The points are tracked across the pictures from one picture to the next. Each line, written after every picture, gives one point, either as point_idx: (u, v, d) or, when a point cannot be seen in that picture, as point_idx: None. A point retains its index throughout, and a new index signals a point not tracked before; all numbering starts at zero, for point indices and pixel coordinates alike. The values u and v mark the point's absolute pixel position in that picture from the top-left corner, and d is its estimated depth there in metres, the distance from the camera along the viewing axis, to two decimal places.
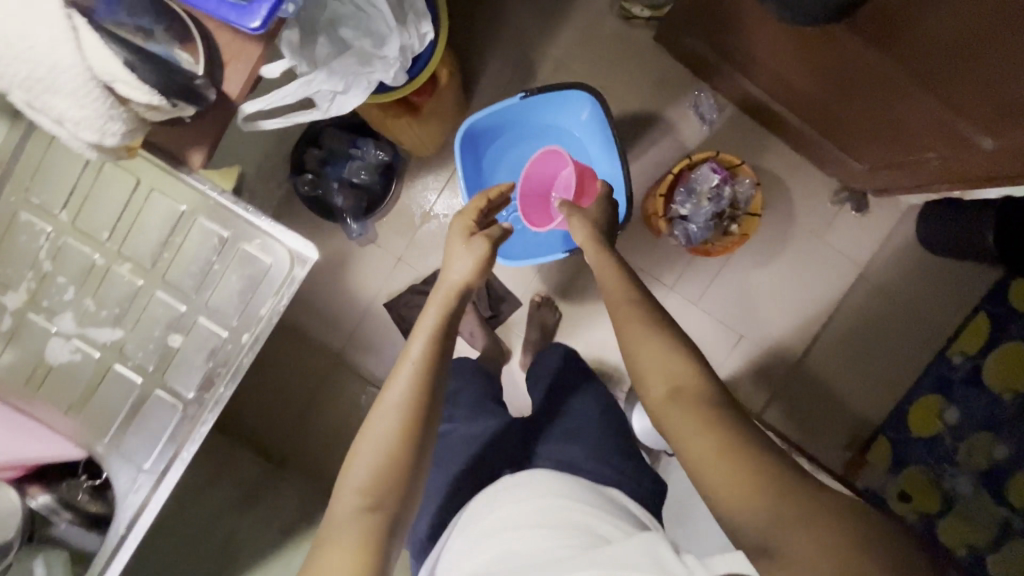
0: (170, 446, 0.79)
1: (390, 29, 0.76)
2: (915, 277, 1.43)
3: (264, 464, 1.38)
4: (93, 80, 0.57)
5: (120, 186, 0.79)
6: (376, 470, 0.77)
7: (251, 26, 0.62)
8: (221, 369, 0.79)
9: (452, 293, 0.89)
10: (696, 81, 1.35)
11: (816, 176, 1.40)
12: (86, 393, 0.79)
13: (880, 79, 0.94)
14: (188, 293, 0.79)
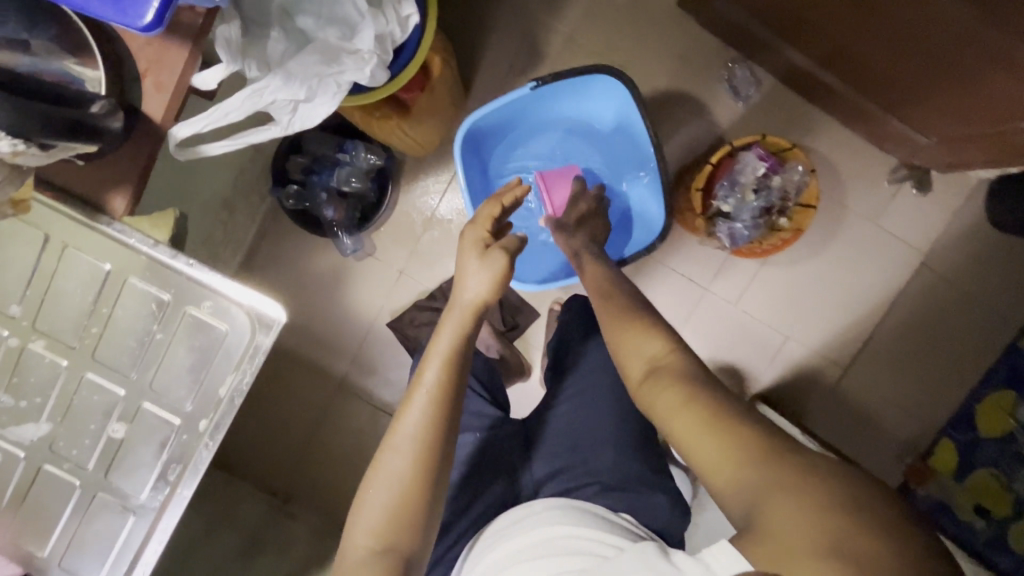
0: (122, 562, 0.67)
1: (361, 14, 0.62)
2: (984, 261, 1.26)
3: (269, 502, 1.27)
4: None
5: (25, 244, 0.63)
6: (392, 511, 0.66)
7: (142, 25, 0.43)
8: (177, 465, 0.66)
9: (469, 313, 0.73)
10: (728, 51, 1.17)
11: (869, 152, 1.22)
12: (16, 497, 0.66)
13: (967, 38, 0.76)
14: (127, 374, 0.65)
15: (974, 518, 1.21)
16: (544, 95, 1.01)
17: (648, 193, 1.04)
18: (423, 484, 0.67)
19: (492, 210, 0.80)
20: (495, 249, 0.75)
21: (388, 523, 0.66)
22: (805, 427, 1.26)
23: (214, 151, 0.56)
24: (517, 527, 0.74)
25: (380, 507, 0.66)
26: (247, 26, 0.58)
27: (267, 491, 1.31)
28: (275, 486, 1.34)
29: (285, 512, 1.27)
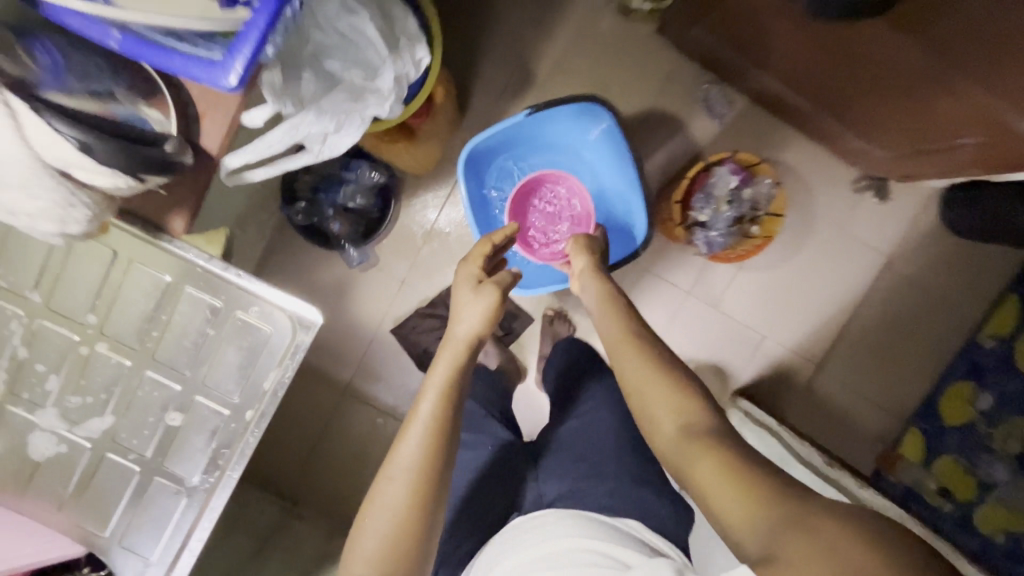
0: (176, 539, 0.74)
1: (383, 59, 0.68)
2: (941, 263, 1.37)
3: (277, 505, 1.34)
4: (51, 169, 0.50)
5: (91, 260, 0.70)
6: (387, 544, 0.65)
7: (226, 86, 0.48)
8: (226, 451, 0.73)
9: (462, 348, 0.76)
10: (704, 74, 1.28)
11: (833, 165, 1.33)
12: (78, 486, 0.73)
13: (912, 67, 0.87)
14: (183, 371, 0.72)
15: (940, 500, 1.29)
16: (538, 122, 1.10)
17: (629, 206, 1.13)
18: (418, 517, 0.66)
19: (484, 247, 0.87)
20: (489, 283, 0.81)
21: (382, 554, 0.65)
22: (783, 419, 1.35)
23: (258, 177, 0.63)
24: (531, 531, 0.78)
25: (377, 535, 0.66)
26: (285, 66, 0.59)
27: (275, 494, 1.38)
28: (285, 490, 1.40)
29: (293, 513, 1.34)
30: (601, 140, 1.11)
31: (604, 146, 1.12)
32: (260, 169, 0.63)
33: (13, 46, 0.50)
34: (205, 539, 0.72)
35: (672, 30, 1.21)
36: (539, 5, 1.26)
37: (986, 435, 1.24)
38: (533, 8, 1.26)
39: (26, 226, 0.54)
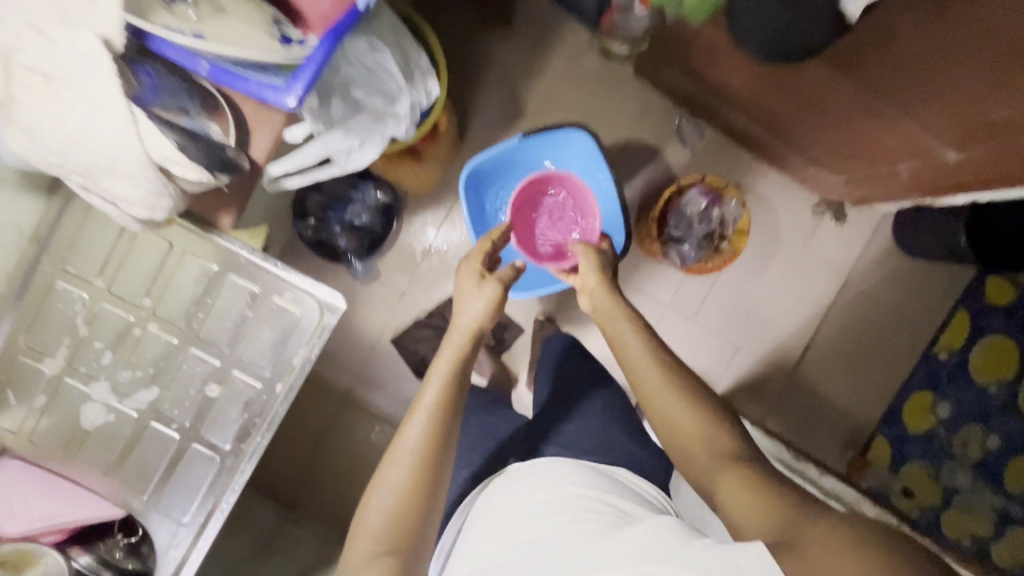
0: (209, 498, 0.80)
1: (400, 87, 0.78)
2: (896, 281, 1.50)
3: (276, 509, 1.38)
4: (153, 167, 0.56)
5: (149, 250, 0.79)
6: (391, 518, 0.73)
7: (290, 105, 0.58)
8: (257, 420, 0.80)
9: (467, 337, 0.84)
10: (677, 109, 1.43)
11: (795, 191, 1.47)
12: (121, 456, 0.80)
13: (851, 103, 1.02)
14: (223, 348, 0.80)
15: (910, 508, 1.39)
16: (529, 147, 1.23)
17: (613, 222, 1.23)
18: (420, 493, 0.74)
19: (483, 246, 0.96)
20: (489, 281, 0.89)
21: (386, 527, 0.72)
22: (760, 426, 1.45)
23: (291, 184, 0.73)
24: (528, 476, 0.81)
25: (382, 511, 0.73)
26: (319, 95, 0.72)
27: (274, 500, 1.43)
28: (285, 496, 1.45)
29: (292, 518, 1.39)
30: (585, 160, 1.23)
31: (589, 162, 1.22)
32: (295, 178, 0.74)
33: (123, 64, 0.55)
34: (233, 503, 0.79)
35: (647, 71, 1.36)
36: (530, 47, 1.41)
37: (947, 444, 1.34)
38: (524, 49, 1.41)
39: (129, 208, 0.60)
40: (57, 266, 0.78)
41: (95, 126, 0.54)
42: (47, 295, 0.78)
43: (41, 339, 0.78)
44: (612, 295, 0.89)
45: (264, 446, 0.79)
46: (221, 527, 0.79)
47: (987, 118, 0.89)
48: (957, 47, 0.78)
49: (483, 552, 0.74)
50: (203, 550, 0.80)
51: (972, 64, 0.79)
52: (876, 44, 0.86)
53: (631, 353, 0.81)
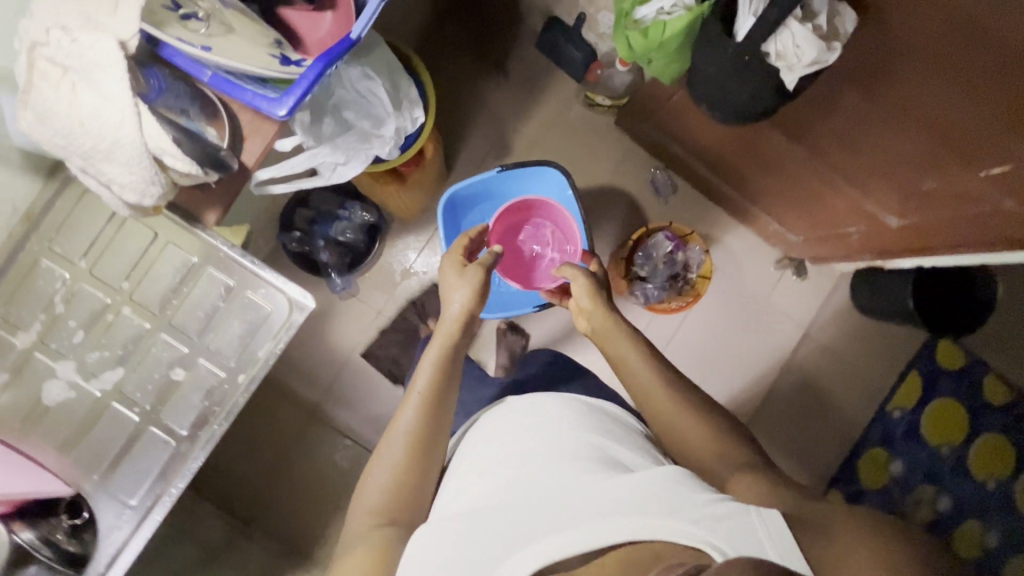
0: (159, 483, 0.81)
1: (388, 112, 0.84)
2: (854, 339, 1.56)
3: (229, 521, 1.36)
4: (149, 159, 0.61)
5: (135, 238, 0.83)
6: (390, 491, 0.76)
7: (280, 114, 0.64)
8: (216, 409, 0.82)
9: (457, 324, 0.89)
10: (652, 160, 1.53)
11: (759, 245, 1.56)
12: (76, 435, 0.81)
13: (802, 164, 1.14)
14: (192, 337, 0.83)
15: None
16: (508, 179, 1.30)
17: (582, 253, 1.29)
18: (416, 467, 0.78)
19: (463, 242, 1.03)
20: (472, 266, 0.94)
21: (386, 499, 0.76)
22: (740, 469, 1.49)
23: (277, 190, 0.78)
24: (520, 416, 0.78)
25: (380, 489, 0.77)
26: (312, 111, 0.78)
27: (227, 512, 1.40)
28: (238, 507, 1.42)
29: (243, 532, 1.36)
30: (559, 192, 1.30)
31: (562, 196, 1.30)
32: (281, 185, 0.78)
33: (134, 64, 0.61)
34: (181, 488, 0.80)
35: (627, 123, 1.45)
36: (519, 92, 1.51)
37: (898, 500, 1.47)
38: (514, 94, 1.51)
39: (122, 193, 0.65)
40: (43, 245, 0.81)
41: (100, 114, 0.59)
42: (31, 271, 0.81)
43: (16, 313, 0.81)
44: (611, 314, 0.90)
45: (218, 435, 0.81)
46: (164, 514, 0.80)
47: (923, 187, 1.00)
48: (891, 117, 0.89)
49: (469, 492, 0.71)
50: (145, 536, 0.80)
51: (906, 133, 0.90)
52: (819, 113, 0.98)
53: (632, 372, 0.84)
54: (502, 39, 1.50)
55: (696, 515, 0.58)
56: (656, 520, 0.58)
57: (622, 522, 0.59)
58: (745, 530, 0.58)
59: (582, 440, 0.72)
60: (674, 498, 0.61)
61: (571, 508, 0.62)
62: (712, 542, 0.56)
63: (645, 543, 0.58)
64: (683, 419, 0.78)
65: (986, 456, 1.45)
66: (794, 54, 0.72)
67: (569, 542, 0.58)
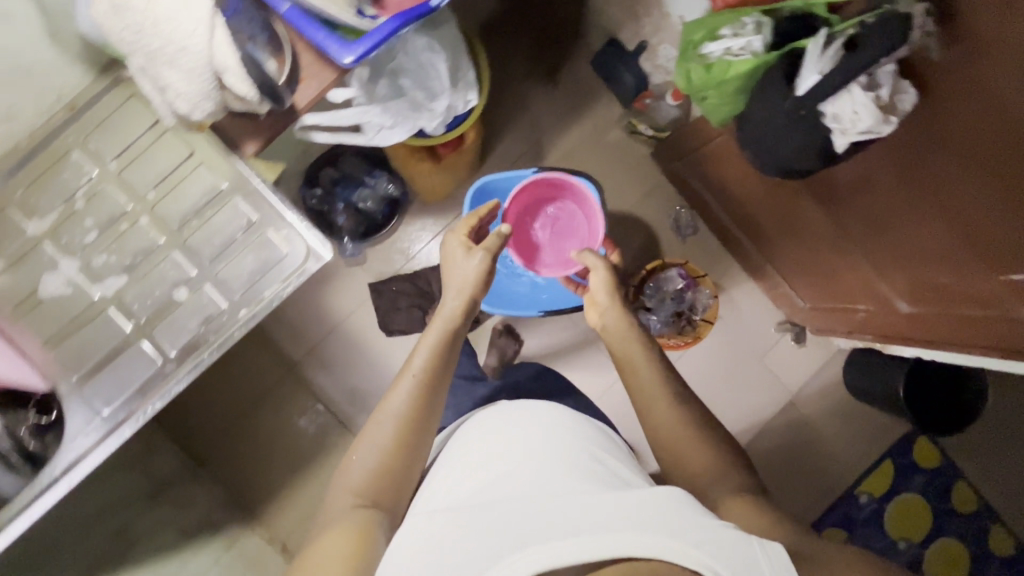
0: (136, 398, 0.80)
1: (444, 88, 0.83)
2: (838, 416, 1.56)
3: (184, 461, 1.34)
4: (208, 80, 0.62)
5: (167, 150, 0.82)
6: (376, 472, 0.78)
7: (345, 61, 0.64)
8: (210, 336, 0.81)
9: (455, 316, 0.89)
10: (679, 198, 1.54)
11: (765, 304, 1.57)
12: (64, 332, 0.80)
13: (826, 234, 1.16)
14: (203, 261, 0.82)
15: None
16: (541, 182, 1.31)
17: None
18: (404, 453, 0.80)
19: (471, 220, 1.03)
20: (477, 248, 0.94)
21: (370, 481, 0.78)
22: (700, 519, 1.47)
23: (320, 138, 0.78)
24: (514, 425, 0.85)
25: (364, 471, 0.78)
26: (371, 69, 0.79)
27: (183, 450, 1.38)
28: (194, 447, 1.40)
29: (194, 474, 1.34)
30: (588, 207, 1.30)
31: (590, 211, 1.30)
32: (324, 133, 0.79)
33: None
34: (157, 408, 0.77)
35: (663, 156, 1.47)
36: (565, 104, 1.52)
37: None
38: (559, 105, 1.52)
39: (172, 100, 0.64)
40: (78, 138, 0.81)
41: (176, 19, 0.60)
42: (60, 162, 0.81)
43: (36, 199, 0.80)
44: (625, 313, 0.90)
45: (206, 362, 0.79)
46: (134, 430, 0.78)
47: (937, 280, 1.00)
48: (919, 202, 0.90)
49: (457, 491, 0.77)
50: (108, 448, 0.78)
51: (929, 221, 0.91)
52: (850, 187, 1.00)
53: (636, 379, 0.86)
54: (559, 49, 1.52)
55: (695, 538, 0.57)
56: (656, 538, 0.57)
57: (623, 536, 0.57)
58: (747, 558, 0.57)
59: (568, 458, 0.76)
60: (673, 519, 0.61)
61: (564, 520, 0.62)
62: (713, 564, 0.55)
63: (646, 560, 0.55)
64: (676, 444, 0.80)
65: (940, 568, 1.47)
66: (850, 120, 0.73)
67: (570, 551, 0.56)
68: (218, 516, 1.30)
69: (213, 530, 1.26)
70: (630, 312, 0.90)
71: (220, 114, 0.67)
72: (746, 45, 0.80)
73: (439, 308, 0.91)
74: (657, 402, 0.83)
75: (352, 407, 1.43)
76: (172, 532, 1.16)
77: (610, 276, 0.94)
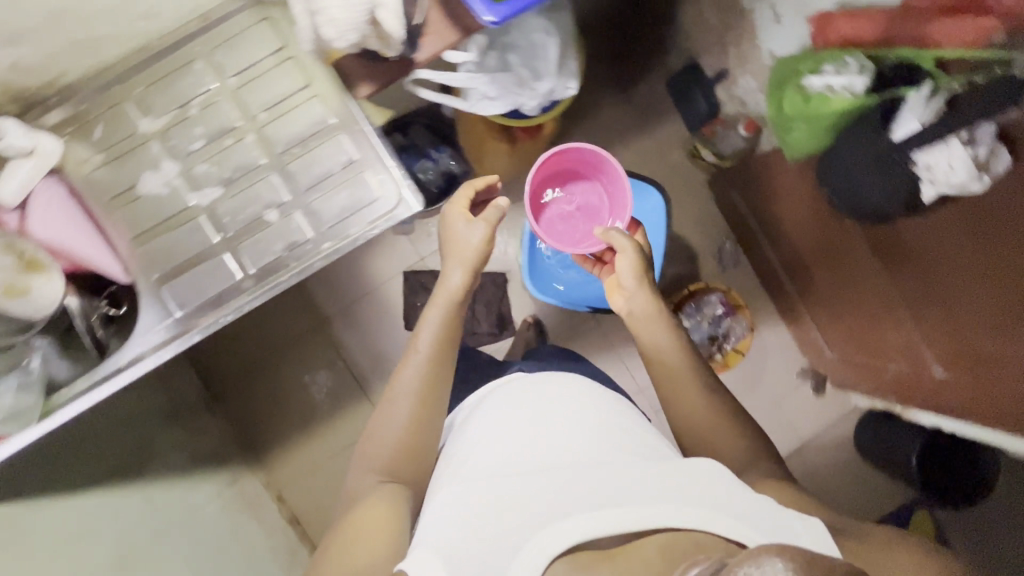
0: (211, 307, 0.81)
1: (550, 71, 0.85)
2: (844, 473, 1.55)
3: (199, 393, 1.35)
4: (363, 12, 0.63)
5: (286, 77, 0.84)
6: (397, 445, 0.80)
7: (486, 19, 0.65)
8: (292, 262, 0.82)
9: (454, 298, 0.90)
10: (726, 229, 1.56)
11: (791, 348, 1.58)
12: (154, 229, 0.82)
13: (873, 285, 1.17)
14: (299, 188, 0.84)
15: None
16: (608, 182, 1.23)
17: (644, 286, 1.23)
18: (423, 424, 0.82)
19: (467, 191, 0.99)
20: (478, 218, 0.93)
21: (393, 455, 0.79)
22: None
23: (425, 97, 0.80)
24: (517, 398, 0.85)
25: (386, 446, 0.80)
26: (488, 39, 0.80)
27: (201, 382, 1.39)
28: (213, 381, 1.41)
29: (205, 408, 1.35)
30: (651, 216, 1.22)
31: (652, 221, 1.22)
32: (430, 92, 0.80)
33: None
34: (228, 320, 0.78)
35: (721, 184, 1.50)
36: (632, 118, 1.55)
37: None
38: (626, 117, 1.55)
39: (316, 22, 0.63)
40: (206, 49, 0.84)
41: None
42: (182, 70, 0.84)
43: (155, 98, 0.84)
44: (653, 297, 0.92)
45: (287, 285, 0.80)
46: (202, 338, 0.79)
47: (978, 349, 1.01)
48: (975, 267, 0.92)
49: (471, 458, 0.77)
50: (168, 354, 0.78)
51: (981, 288, 0.93)
52: (910, 243, 1.02)
53: (668, 369, 0.88)
54: (637, 64, 1.55)
55: (735, 511, 0.61)
56: (693, 511, 0.60)
57: (655, 509, 0.60)
58: (785, 527, 0.61)
59: (587, 430, 0.77)
60: (709, 491, 0.64)
61: (595, 494, 0.63)
62: (751, 534, 0.58)
63: (686, 531, 0.58)
64: (717, 450, 0.82)
65: None
66: (943, 172, 0.76)
67: (596, 523, 0.59)
68: (223, 452, 1.30)
69: (219, 464, 1.27)
70: (658, 296, 0.92)
71: (356, 45, 0.67)
72: (848, 85, 0.82)
73: (442, 284, 0.91)
74: (697, 406, 0.85)
75: (374, 370, 1.44)
76: (182, 456, 1.17)
77: (637, 260, 0.93)
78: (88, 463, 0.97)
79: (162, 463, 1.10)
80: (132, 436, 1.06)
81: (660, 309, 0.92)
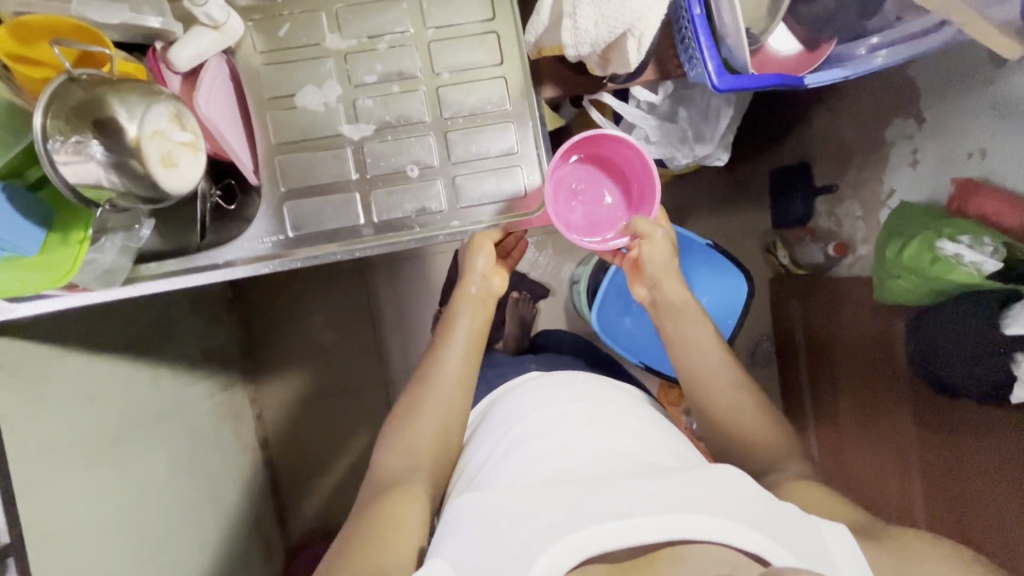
0: (324, 241, 0.81)
1: (713, 138, 0.96)
2: None
3: (222, 293, 1.32)
4: (609, 35, 0.70)
5: (480, 49, 0.83)
6: (427, 440, 0.74)
7: (717, 87, 0.74)
8: (416, 227, 0.82)
9: (490, 303, 0.88)
10: (768, 329, 1.60)
11: None
12: (301, 142, 0.82)
13: (899, 440, 1.17)
14: (450, 157, 0.83)
15: None
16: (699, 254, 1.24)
17: None
18: (446, 423, 0.77)
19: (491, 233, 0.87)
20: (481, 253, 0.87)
21: (422, 452, 0.74)
22: None
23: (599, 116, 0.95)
24: (537, 398, 0.79)
25: (409, 440, 0.74)
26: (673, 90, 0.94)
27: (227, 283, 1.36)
28: (238, 286, 1.38)
29: (223, 309, 1.32)
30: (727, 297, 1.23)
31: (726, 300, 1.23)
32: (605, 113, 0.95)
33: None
34: (335, 256, 0.79)
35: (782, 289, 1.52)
36: (722, 197, 1.56)
37: None
38: (719, 192, 1.56)
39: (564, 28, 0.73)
40: None
41: None
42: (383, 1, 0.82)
43: (346, 15, 0.82)
44: (683, 287, 0.89)
45: (408, 246, 0.80)
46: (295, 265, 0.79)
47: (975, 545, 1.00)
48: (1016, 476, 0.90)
49: (497, 453, 0.72)
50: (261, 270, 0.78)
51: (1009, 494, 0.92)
52: (956, 423, 1.01)
53: (687, 360, 0.84)
54: (749, 145, 1.55)
55: (757, 523, 0.58)
56: (709, 522, 0.57)
57: (675, 517, 0.57)
58: (814, 548, 0.58)
59: (582, 428, 0.72)
60: (726, 498, 0.60)
61: (615, 492, 0.60)
62: (777, 553, 0.56)
63: (701, 545, 0.56)
64: None
65: None
66: None
67: (620, 532, 0.56)
68: (224, 359, 1.28)
69: (219, 369, 1.24)
70: (690, 293, 0.88)
71: (579, 56, 0.76)
72: (978, 263, 0.85)
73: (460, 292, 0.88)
74: (719, 406, 0.80)
75: (396, 331, 1.43)
76: (189, 353, 1.13)
77: (667, 246, 0.90)
78: (109, 322, 0.93)
79: (171, 351, 1.08)
80: (149, 315, 1.03)
81: (688, 298, 0.87)
